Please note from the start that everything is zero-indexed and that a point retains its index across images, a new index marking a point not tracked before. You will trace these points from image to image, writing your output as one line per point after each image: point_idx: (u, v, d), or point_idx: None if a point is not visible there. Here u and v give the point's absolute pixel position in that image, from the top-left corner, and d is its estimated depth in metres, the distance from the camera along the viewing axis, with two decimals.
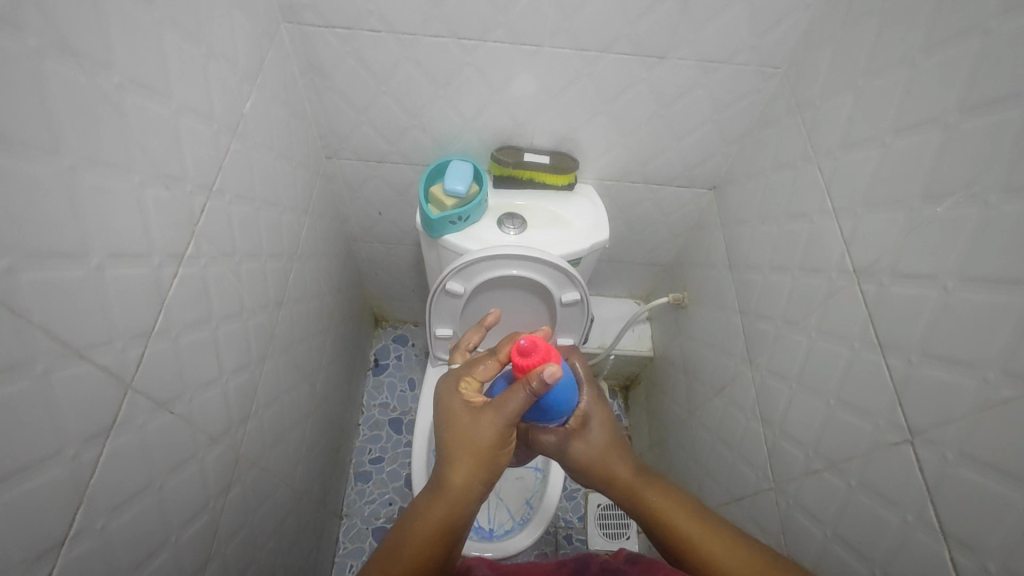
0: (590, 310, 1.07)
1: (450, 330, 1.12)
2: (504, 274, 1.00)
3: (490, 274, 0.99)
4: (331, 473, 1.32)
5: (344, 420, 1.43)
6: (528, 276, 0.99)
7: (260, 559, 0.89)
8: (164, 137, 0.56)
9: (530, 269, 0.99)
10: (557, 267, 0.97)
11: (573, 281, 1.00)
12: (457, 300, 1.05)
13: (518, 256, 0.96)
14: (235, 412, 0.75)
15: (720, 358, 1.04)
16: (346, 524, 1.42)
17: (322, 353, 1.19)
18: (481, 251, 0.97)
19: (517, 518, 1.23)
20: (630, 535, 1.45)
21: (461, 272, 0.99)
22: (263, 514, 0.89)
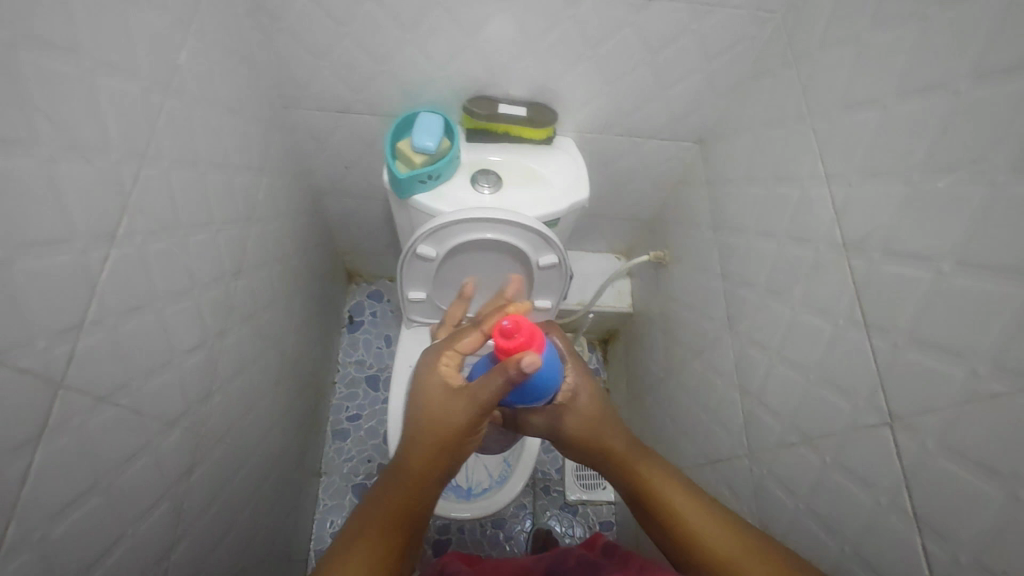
0: (568, 273, 1.03)
1: (423, 293, 1.08)
2: (477, 238, 0.95)
3: (464, 237, 0.94)
4: (309, 434, 1.32)
5: (319, 380, 1.41)
6: (504, 239, 0.95)
7: (234, 531, 0.89)
8: (77, 102, 0.49)
9: (506, 233, 0.94)
10: (534, 230, 0.92)
11: (552, 245, 0.96)
12: (430, 263, 1.00)
13: (493, 219, 0.91)
14: (194, 393, 0.72)
15: (698, 322, 1.03)
16: (326, 481, 1.43)
17: (291, 317, 1.15)
18: (453, 213, 0.91)
19: (495, 476, 1.23)
20: (606, 485, 1.50)
21: (433, 235, 0.94)
22: (234, 487, 0.87)
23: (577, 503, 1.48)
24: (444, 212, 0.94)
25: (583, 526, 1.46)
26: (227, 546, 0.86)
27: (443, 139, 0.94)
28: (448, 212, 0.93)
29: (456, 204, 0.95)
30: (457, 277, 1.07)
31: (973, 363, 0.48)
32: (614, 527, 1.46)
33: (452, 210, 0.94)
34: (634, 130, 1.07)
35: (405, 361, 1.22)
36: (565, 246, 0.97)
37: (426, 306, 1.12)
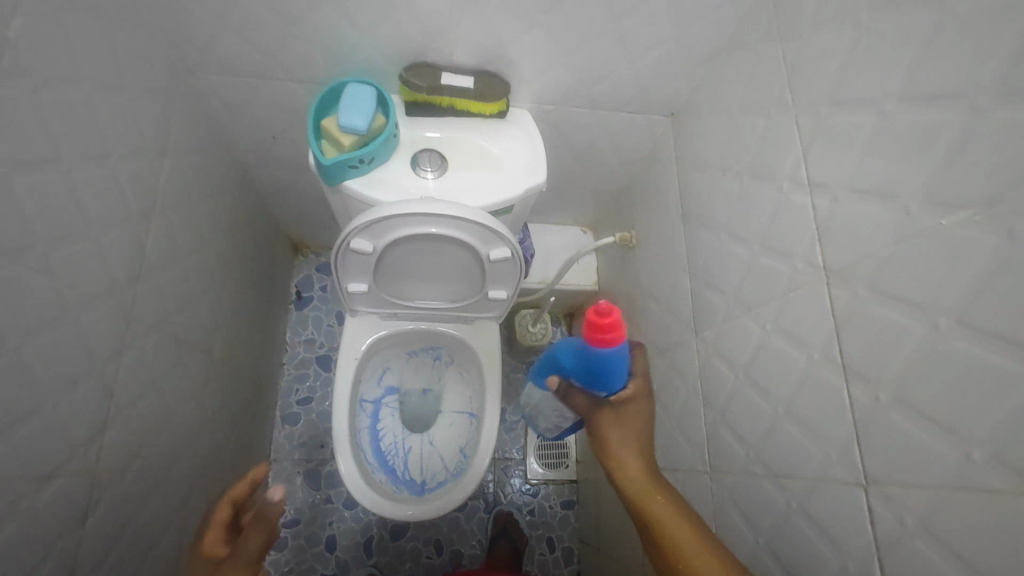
0: (524, 266, 0.94)
1: (364, 285, 0.98)
2: (417, 232, 0.84)
3: (403, 232, 0.84)
4: (251, 426, 1.24)
5: (262, 366, 1.32)
6: (447, 233, 0.84)
7: (157, 554, 0.83)
8: None
9: (449, 226, 0.84)
10: (481, 225, 0.82)
11: (501, 239, 0.86)
12: (368, 257, 0.90)
13: (433, 214, 0.80)
14: (78, 433, 0.63)
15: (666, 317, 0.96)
16: (275, 468, 1.37)
17: (220, 310, 1.04)
18: (387, 206, 0.80)
19: (451, 469, 1.19)
20: (568, 464, 1.48)
21: (367, 229, 0.83)
22: (152, 512, 0.80)
23: (538, 482, 1.46)
24: (378, 204, 0.83)
25: (543, 505, 1.45)
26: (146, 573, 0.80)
27: (376, 114, 0.81)
28: (383, 204, 0.82)
29: (392, 194, 0.84)
30: (402, 268, 0.97)
31: (966, 445, 0.49)
32: (574, 504, 1.46)
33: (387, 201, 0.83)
34: (599, 101, 0.96)
35: (351, 353, 1.14)
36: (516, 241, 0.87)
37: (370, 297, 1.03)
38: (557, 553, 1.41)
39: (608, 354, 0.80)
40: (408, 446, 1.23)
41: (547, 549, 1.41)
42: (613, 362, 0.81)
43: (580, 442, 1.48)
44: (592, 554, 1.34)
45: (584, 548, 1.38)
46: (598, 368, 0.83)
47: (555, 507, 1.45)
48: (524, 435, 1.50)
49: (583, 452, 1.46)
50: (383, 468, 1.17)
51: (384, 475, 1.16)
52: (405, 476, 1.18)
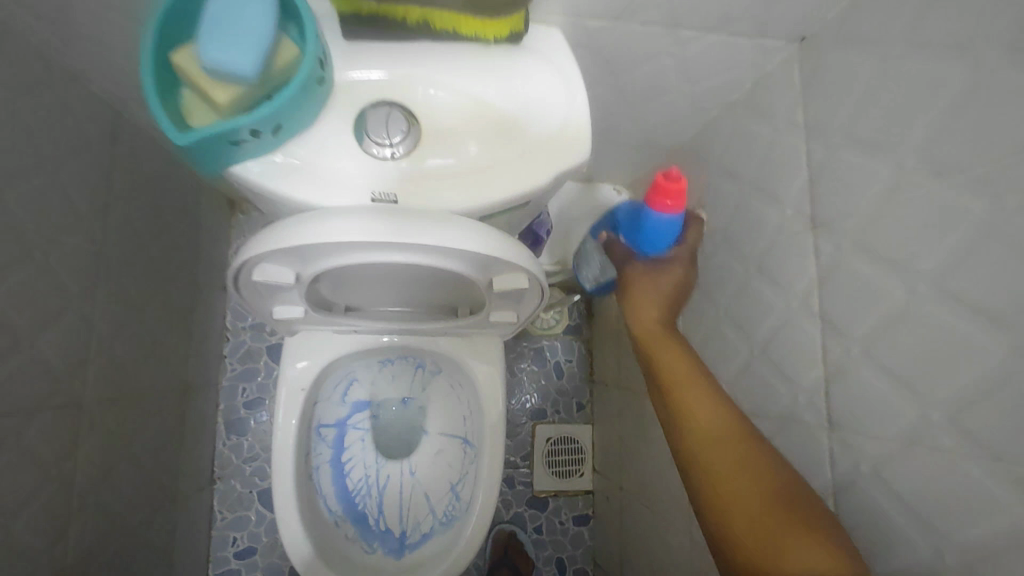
0: (548, 297, 0.61)
1: (301, 309, 0.64)
2: (365, 259, 0.51)
3: (347, 260, 0.51)
4: (178, 455, 0.96)
5: (191, 372, 1.00)
6: (418, 260, 0.52)
7: None
8: None
9: (420, 250, 0.50)
10: (479, 253, 0.50)
11: (509, 265, 0.53)
12: (294, 288, 0.56)
13: (393, 237, 0.47)
14: None
15: (761, 365, 0.64)
16: (221, 489, 1.10)
17: (94, 333, 0.70)
18: (304, 222, 0.47)
19: (438, 516, 0.92)
20: (583, 472, 1.24)
21: (284, 254, 0.50)
22: None
23: (546, 494, 1.22)
24: (292, 214, 0.50)
25: (552, 521, 1.22)
26: None
27: (281, 40, 0.45)
28: (299, 215, 0.49)
29: (324, 196, 0.53)
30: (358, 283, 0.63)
31: None
32: (589, 520, 1.23)
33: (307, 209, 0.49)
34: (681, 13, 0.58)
35: (297, 383, 0.84)
36: (536, 267, 0.53)
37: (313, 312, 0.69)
38: None
39: (660, 224, 0.71)
40: (383, 481, 0.95)
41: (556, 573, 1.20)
42: (660, 233, 0.71)
43: (598, 450, 1.22)
44: None
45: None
46: (643, 231, 0.74)
47: (566, 524, 1.22)
48: (531, 439, 1.23)
49: (602, 461, 1.21)
50: (352, 517, 0.91)
51: (352, 528, 0.90)
52: (378, 526, 0.91)
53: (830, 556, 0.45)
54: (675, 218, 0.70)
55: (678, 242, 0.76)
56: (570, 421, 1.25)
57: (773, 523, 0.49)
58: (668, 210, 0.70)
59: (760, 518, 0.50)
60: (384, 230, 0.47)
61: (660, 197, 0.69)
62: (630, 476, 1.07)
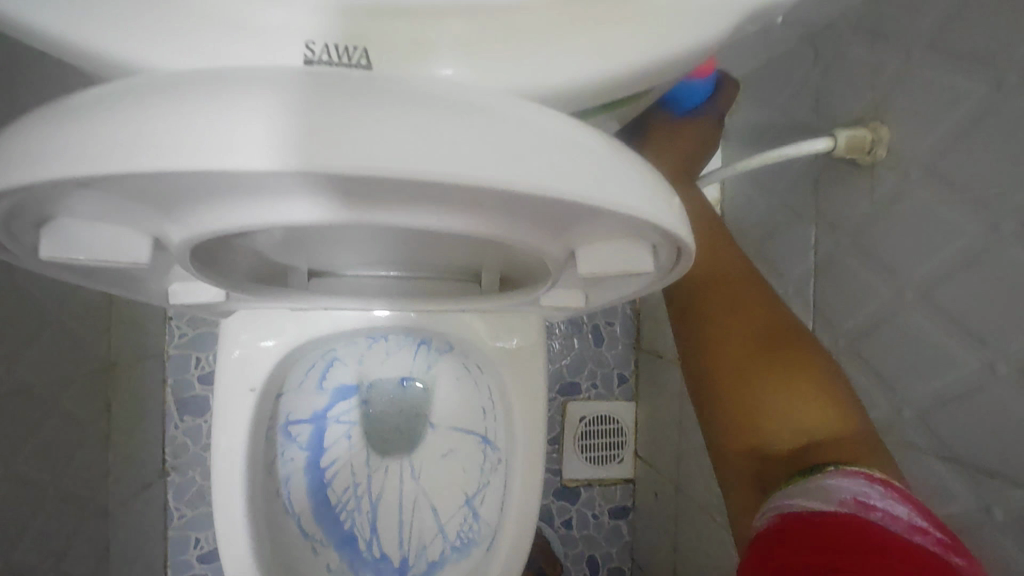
0: (667, 282, 0.34)
1: (196, 275, 0.35)
2: (275, 202, 0.23)
3: (270, 203, 0.23)
4: (106, 455, 0.72)
5: (115, 345, 0.74)
6: (398, 203, 0.24)
7: None
8: None
9: (401, 185, 0.22)
10: (579, 203, 0.23)
11: (605, 218, 0.25)
12: (172, 253, 0.28)
13: (379, 159, 0.20)
14: None
15: (1003, 397, 0.37)
16: (176, 482, 0.88)
17: None
18: (147, 122, 0.20)
19: (450, 538, 0.69)
20: (622, 457, 1.02)
21: (117, 189, 0.22)
22: None
23: (577, 484, 1.01)
24: (97, 98, 0.22)
25: (584, 514, 1.01)
26: None
27: None
28: (105, 104, 0.21)
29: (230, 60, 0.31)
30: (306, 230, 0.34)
31: None
32: (628, 513, 1.02)
33: (128, 89, 0.21)
34: None
35: (244, 381, 0.56)
36: (668, 220, 0.25)
37: (241, 282, 0.41)
38: None
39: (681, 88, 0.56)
40: (377, 491, 0.71)
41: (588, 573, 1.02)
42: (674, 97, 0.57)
43: (643, 434, 0.99)
44: None
45: None
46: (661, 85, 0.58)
47: (601, 517, 1.02)
48: (562, 419, 1.00)
49: (647, 446, 0.98)
50: (334, 541, 0.68)
51: (335, 554, 0.68)
52: (371, 552, 0.69)
53: (831, 418, 0.39)
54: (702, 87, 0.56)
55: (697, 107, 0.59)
56: (608, 397, 1.01)
57: (768, 387, 0.42)
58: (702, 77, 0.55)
59: (754, 382, 0.43)
60: (365, 144, 0.20)
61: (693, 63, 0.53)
62: (687, 478, 0.84)
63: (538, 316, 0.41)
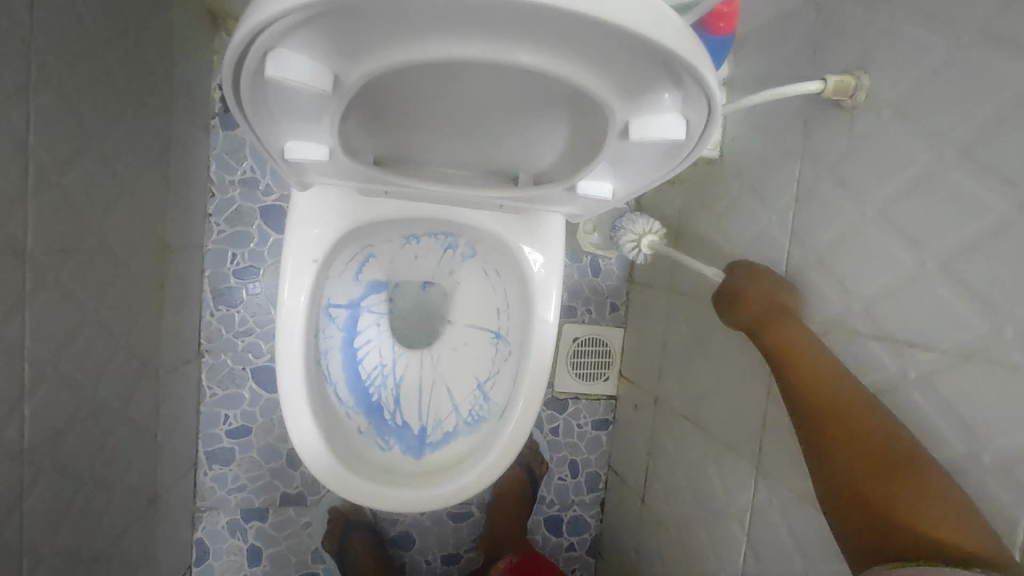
0: (694, 152, 0.45)
1: (329, 124, 0.45)
2: (443, 23, 0.34)
3: (399, 14, 0.33)
4: (159, 325, 0.81)
5: (170, 228, 0.82)
6: (497, 19, 0.33)
7: None
8: None
9: (497, 7, 0.32)
10: (639, 36, 0.33)
11: (643, 47, 0.34)
12: (343, 72, 0.38)
13: None
14: None
15: (927, 285, 0.48)
16: (209, 364, 0.98)
17: (26, 159, 0.51)
18: None
19: (463, 416, 0.80)
20: (607, 376, 1.14)
21: (315, 14, 0.32)
22: None
23: (566, 396, 1.13)
24: None
25: (570, 424, 1.14)
26: None
27: None
28: None
29: None
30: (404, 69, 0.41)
31: None
32: (608, 426, 1.16)
33: None
34: None
35: (309, 253, 0.65)
36: (708, 66, 0.35)
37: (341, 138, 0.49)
38: (580, 478, 1.16)
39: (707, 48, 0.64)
40: (400, 372, 0.81)
41: (569, 474, 1.15)
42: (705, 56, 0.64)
43: (630, 355, 1.11)
44: (625, 494, 1.08)
45: (616, 482, 1.12)
46: None
47: (585, 427, 1.15)
48: (558, 339, 1.11)
49: (632, 367, 1.11)
50: (363, 408, 0.78)
51: (363, 420, 0.77)
52: (394, 421, 0.78)
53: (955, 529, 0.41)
54: (726, 39, 0.63)
55: (725, 55, 0.66)
56: (601, 322, 1.12)
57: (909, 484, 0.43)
58: (721, 33, 0.62)
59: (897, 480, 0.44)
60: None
61: (712, 21, 0.61)
62: (666, 388, 0.96)
63: (585, 188, 0.53)
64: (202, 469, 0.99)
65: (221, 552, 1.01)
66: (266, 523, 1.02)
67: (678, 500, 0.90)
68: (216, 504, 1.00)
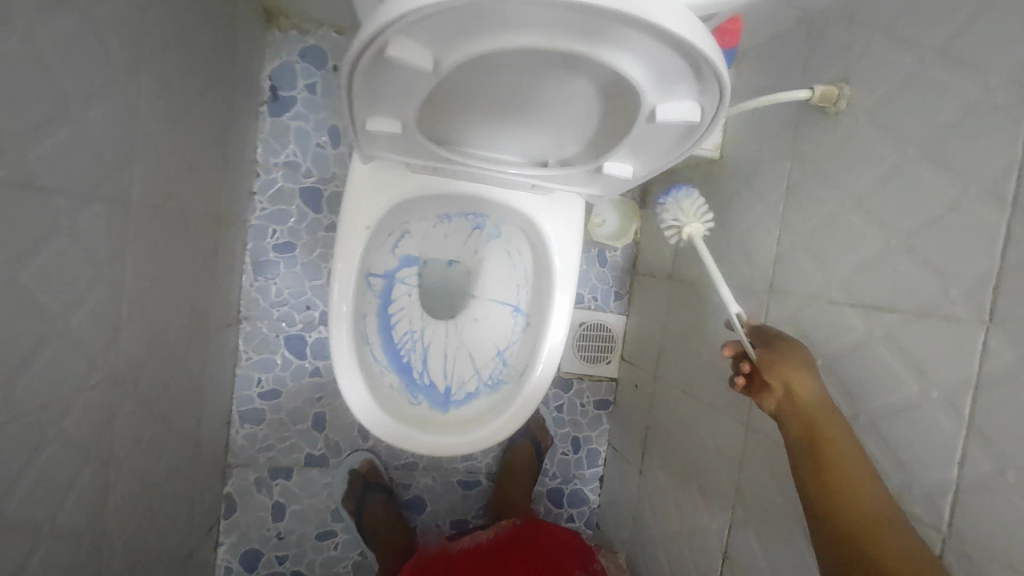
0: (705, 135, 0.55)
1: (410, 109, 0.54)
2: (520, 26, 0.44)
3: (489, 18, 0.43)
4: (211, 287, 0.89)
5: (224, 201, 0.91)
6: (563, 24, 0.43)
7: (69, 500, 0.56)
8: None
9: (566, 13, 0.42)
10: (673, 35, 0.43)
11: (674, 46, 0.45)
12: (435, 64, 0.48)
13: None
14: None
15: (891, 259, 0.58)
16: (246, 330, 1.06)
17: (135, 125, 0.60)
18: None
19: (484, 378, 0.89)
20: (610, 359, 1.23)
21: (429, 17, 0.42)
22: (43, 460, 0.51)
23: (571, 377, 1.22)
24: None
25: (574, 402, 1.23)
26: (40, 560, 0.52)
27: None
28: None
29: None
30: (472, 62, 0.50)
31: None
32: (609, 405, 1.25)
33: None
34: None
35: (362, 220, 0.75)
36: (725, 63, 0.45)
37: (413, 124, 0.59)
38: (581, 454, 1.24)
39: None
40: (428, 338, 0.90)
41: (571, 450, 1.24)
42: None
43: (631, 340, 1.20)
44: (623, 468, 1.17)
45: (615, 457, 1.21)
46: None
47: (587, 406, 1.24)
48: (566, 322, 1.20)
49: (633, 351, 1.20)
50: (394, 367, 0.86)
51: (395, 377, 0.85)
52: (423, 380, 0.87)
53: None
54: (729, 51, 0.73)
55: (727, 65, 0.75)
56: (605, 309, 1.22)
57: None
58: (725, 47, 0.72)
59: None
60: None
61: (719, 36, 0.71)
62: (665, 367, 1.06)
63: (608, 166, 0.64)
64: (234, 429, 1.07)
65: (249, 506, 1.09)
66: (291, 481, 1.10)
67: (674, 467, 0.99)
68: (245, 461, 1.08)
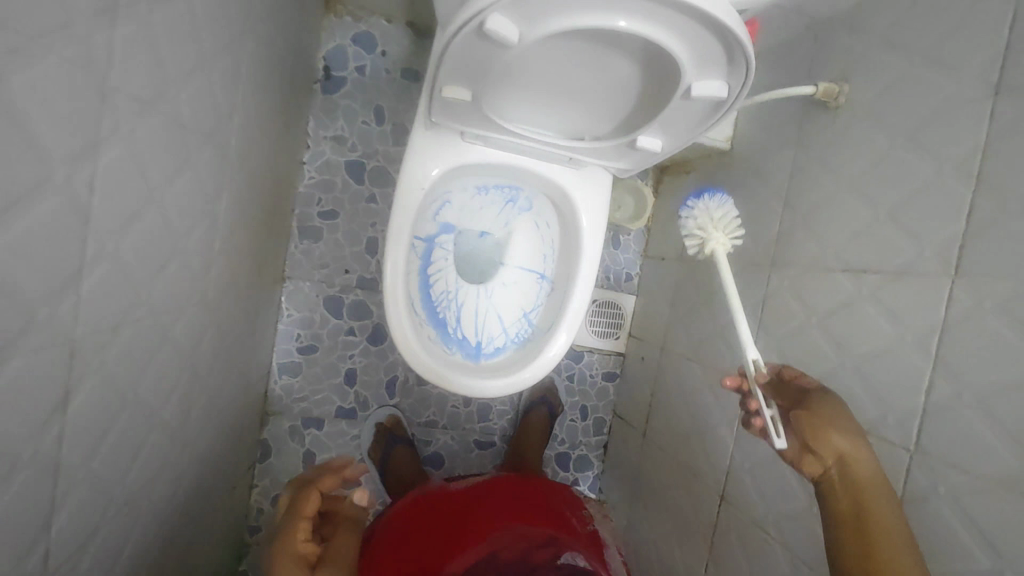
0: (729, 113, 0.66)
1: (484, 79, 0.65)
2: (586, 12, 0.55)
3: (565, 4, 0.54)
4: (269, 242, 0.99)
5: (283, 166, 1.01)
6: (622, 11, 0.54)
7: (170, 400, 0.65)
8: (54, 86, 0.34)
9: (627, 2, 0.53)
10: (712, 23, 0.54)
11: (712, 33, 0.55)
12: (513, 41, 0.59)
13: None
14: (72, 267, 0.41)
15: (877, 228, 0.69)
16: (290, 288, 1.15)
17: (238, 85, 0.70)
18: None
19: (511, 335, 0.99)
20: (618, 335, 1.33)
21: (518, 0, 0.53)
22: (159, 359, 0.60)
23: (582, 349, 1.32)
24: None
25: (583, 373, 1.33)
26: (150, 446, 0.61)
27: None
28: None
29: None
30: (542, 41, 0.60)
31: None
32: (615, 378, 1.35)
33: None
34: None
35: (418, 183, 0.85)
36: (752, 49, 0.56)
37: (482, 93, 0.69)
38: (588, 421, 1.34)
39: None
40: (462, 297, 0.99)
41: (579, 417, 1.33)
42: None
43: (639, 317, 1.30)
44: (628, 433, 1.27)
45: (620, 425, 1.30)
46: None
47: (596, 377, 1.34)
48: None
49: (641, 327, 1.30)
50: (433, 321, 0.95)
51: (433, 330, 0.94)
52: (457, 334, 0.96)
53: None
54: None
55: None
56: (617, 288, 1.32)
57: None
58: None
59: None
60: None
61: None
62: (671, 339, 1.16)
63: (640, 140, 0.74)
64: (274, 379, 1.16)
65: (283, 452, 1.17)
66: (322, 431, 1.19)
67: (677, 427, 1.09)
68: (282, 410, 1.17)
